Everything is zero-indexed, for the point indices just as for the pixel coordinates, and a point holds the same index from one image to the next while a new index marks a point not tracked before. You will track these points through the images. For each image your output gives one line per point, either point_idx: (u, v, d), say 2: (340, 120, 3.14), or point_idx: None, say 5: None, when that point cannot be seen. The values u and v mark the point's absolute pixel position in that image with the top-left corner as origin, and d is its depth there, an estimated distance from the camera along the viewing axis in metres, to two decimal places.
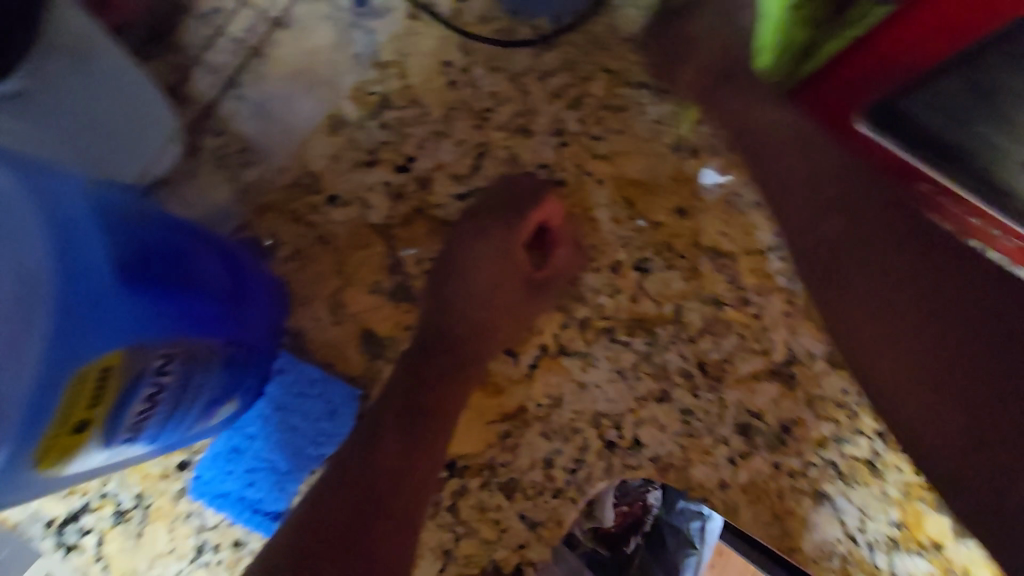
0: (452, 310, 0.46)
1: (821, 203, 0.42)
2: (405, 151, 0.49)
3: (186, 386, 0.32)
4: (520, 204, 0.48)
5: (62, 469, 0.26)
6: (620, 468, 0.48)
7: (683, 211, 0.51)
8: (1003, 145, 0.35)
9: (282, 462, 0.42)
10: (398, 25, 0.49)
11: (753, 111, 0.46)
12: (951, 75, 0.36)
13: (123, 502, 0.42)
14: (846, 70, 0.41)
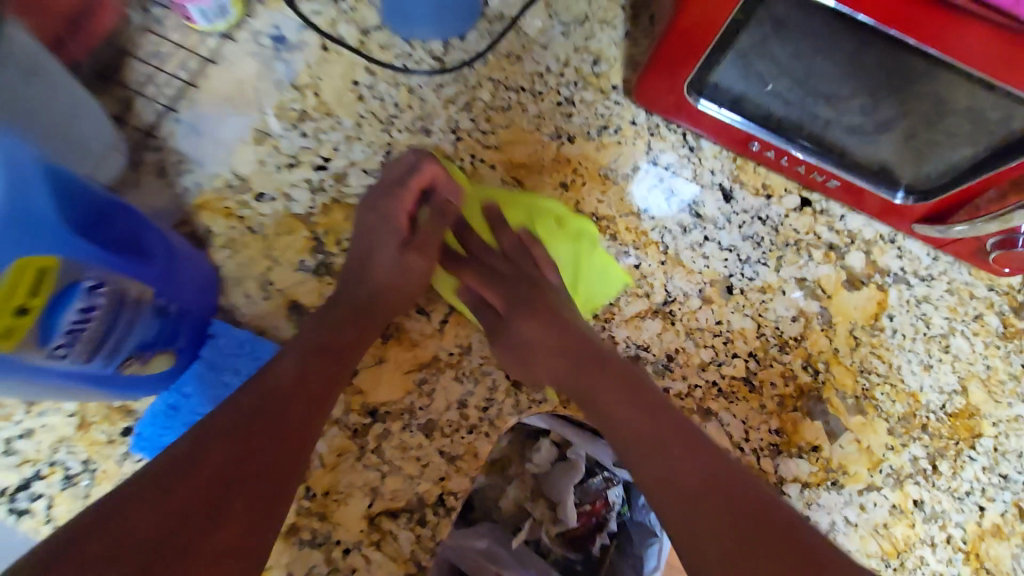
0: (354, 269, 0.53)
1: (684, 501, 0.43)
2: (322, 153, 0.58)
3: (119, 319, 0.39)
4: (401, 176, 0.55)
5: (8, 350, 0.34)
6: (527, 404, 0.54)
7: (567, 186, 0.62)
8: (822, 114, 0.54)
9: (214, 413, 0.48)
10: (313, 55, 0.61)
11: (607, 400, 0.49)
12: (766, 68, 0.52)
13: (72, 467, 0.47)
14: (670, 55, 0.54)
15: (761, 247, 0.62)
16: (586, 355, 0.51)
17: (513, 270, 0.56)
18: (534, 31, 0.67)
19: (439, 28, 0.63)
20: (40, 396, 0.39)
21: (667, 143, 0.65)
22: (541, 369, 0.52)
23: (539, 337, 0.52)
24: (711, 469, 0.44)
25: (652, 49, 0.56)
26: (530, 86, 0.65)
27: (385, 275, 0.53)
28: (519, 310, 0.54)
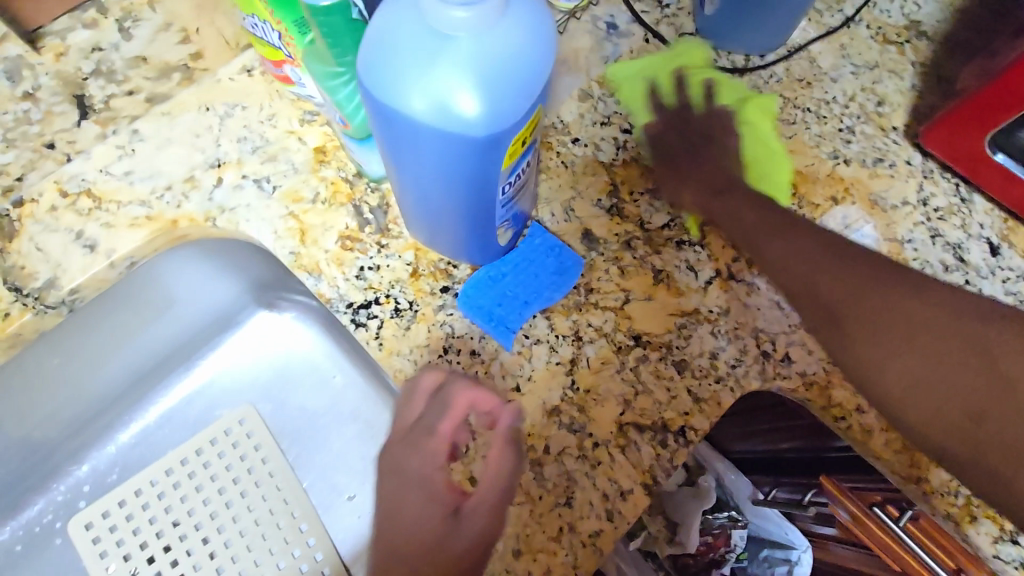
0: (392, 519, 0.55)
1: (862, 281, 0.56)
2: (630, 121, 0.69)
3: (521, 188, 0.48)
4: (430, 416, 0.54)
5: (503, 170, 0.42)
6: (773, 374, 0.58)
7: (837, 200, 0.67)
8: None
9: (526, 295, 0.58)
10: (637, 43, 0.73)
11: (816, 259, 0.58)
12: None
13: (402, 304, 0.57)
14: (964, 112, 0.63)
15: (1022, 305, 0.63)
16: (782, 222, 0.60)
17: (709, 179, 0.64)
18: (827, 65, 0.75)
19: (742, 42, 0.73)
20: (454, 206, 0.46)
21: (939, 189, 0.68)
22: (798, 259, 0.58)
23: (809, 242, 0.59)
24: (885, 283, 0.55)
25: (946, 106, 0.65)
26: (816, 109, 0.72)
27: (425, 549, 0.52)
28: (687, 151, 0.66)
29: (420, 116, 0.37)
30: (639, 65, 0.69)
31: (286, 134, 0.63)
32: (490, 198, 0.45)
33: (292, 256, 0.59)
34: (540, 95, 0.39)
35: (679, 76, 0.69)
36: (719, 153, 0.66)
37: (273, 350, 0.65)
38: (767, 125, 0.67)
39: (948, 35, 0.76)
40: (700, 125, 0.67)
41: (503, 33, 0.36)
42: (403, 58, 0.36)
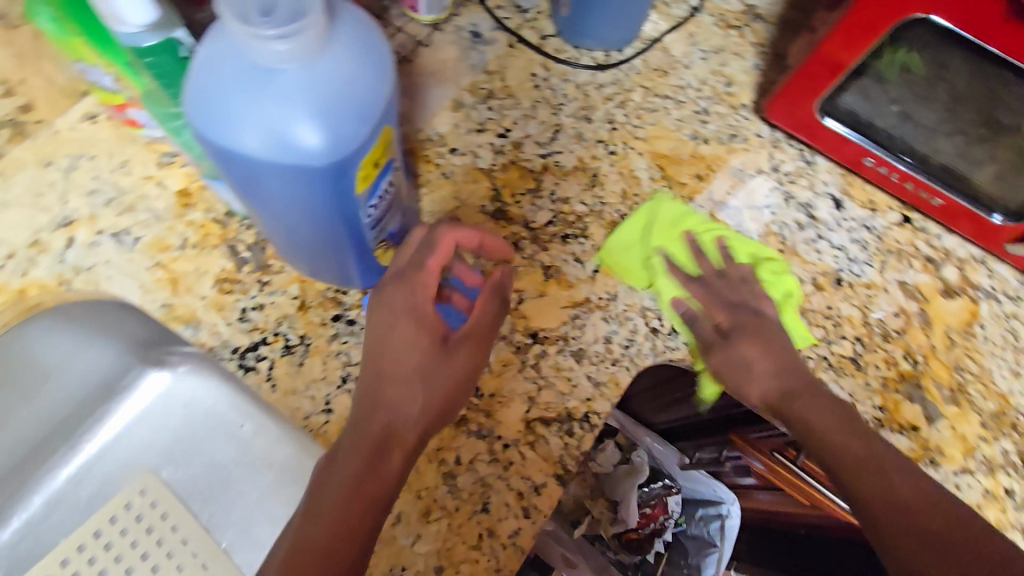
0: (376, 350, 0.49)
1: (922, 507, 0.49)
2: (504, 124, 0.70)
3: (389, 206, 0.47)
4: (423, 251, 0.51)
5: (359, 192, 0.41)
6: (663, 348, 0.62)
7: (701, 177, 0.72)
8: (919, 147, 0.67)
9: None
10: (502, 49, 0.75)
11: (885, 475, 0.52)
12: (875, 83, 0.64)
13: (291, 339, 0.56)
14: (799, 81, 0.68)
15: (866, 249, 0.71)
16: (861, 428, 0.55)
17: (773, 363, 0.59)
18: (679, 53, 0.80)
19: (600, 40, 0.76)
20: (320, 234, 0.45)
21: (787, 155, 0.75)
22: (846, 449, 0.53)
23: (895, 476, 0.51)
24: (943, 519, 0.49)
25: (784, 78, 0.70)
26: (674, 95, 0.76)
27: (411, 372, 0.48)
28: (740, 330, 0.61)
29: (256, 150, 0.36)
30: (635, 246, 0.66)
31: (143, 180, 0.59)
32: (354, 224, 0.44)
33: (164, 308, 0.56)
34: (381, 116, 0.38)
35: (690, 239, 0.67)
36: (770, 329, 0.61)
37: (172, 411, 0.58)
38: (782, 278, 0.67)
39: (781, 15, 0.83)
40: (732, 293, 0.64)
41: (331, 63, 0.35)
42: (229, 92, 0.35)
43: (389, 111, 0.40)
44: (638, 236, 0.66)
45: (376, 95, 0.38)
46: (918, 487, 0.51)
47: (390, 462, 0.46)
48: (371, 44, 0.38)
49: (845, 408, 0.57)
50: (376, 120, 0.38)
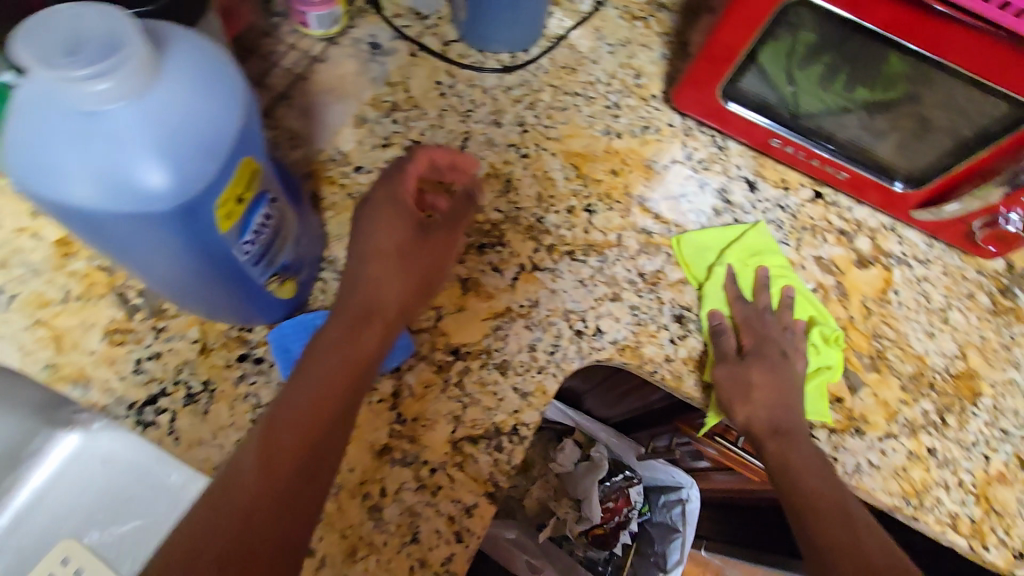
0: (360, 233, 0.53)
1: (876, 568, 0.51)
2: (410, 137, 0.68)
3: (274, 240, 0.44)
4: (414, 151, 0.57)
5: (226, 231, 0.38)
6: (589, 350, 0.61)
7: (616, 172, 0.71)
8: (823, 122, 0.68)
9: None
10: (403, 59, 0.72)
11: (851, 531, 0.53)
12: (768, 66, 0.64)
13: (194, 387, 0.53)
14: (699, 68, 0.68)
15: (781, 229, 0.72)
16: (836, 483, 0.56)
17: (772, 401, 0.59)
18: (587, 48, 0.78)
19: (505, 41, 0.74)
20: (195, 279, 0.42)
21: (699, 142, 0.75)
22: (815, 498, 0.55)
23: (862, 537, 0.53)
24: None
25: (688, 65, 0.70)
26: (583, 92, 0.75)
27: (391, 250, 0.52)
28: (755, 355, 0.61)
29: (87, 200, 0.33)
30: (709, 251, 0.68)
31: (15, 233, 0.55)
32: (231, 263, 0.41)
33: (48, 368, 0.52)
34: (233, 149, 0.36)
35: (762, 274, 0.66)
36: (786, 378, 0.61)
37: (89, 471, 0.49)
38: (828, 349, 0.64)
39: (686, 3, 0.83)
40: (774, 328, 0.63)
41: (164, 102, 0.33)
42: (50, 140, 0.32)
43: (244, 141, 0.37)
44: (719, 244, 0.68)
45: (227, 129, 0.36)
46: (891, 562, 0.51)
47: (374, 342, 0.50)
48: (213, 72, 0.35)
49: (826, 465, 0.58)
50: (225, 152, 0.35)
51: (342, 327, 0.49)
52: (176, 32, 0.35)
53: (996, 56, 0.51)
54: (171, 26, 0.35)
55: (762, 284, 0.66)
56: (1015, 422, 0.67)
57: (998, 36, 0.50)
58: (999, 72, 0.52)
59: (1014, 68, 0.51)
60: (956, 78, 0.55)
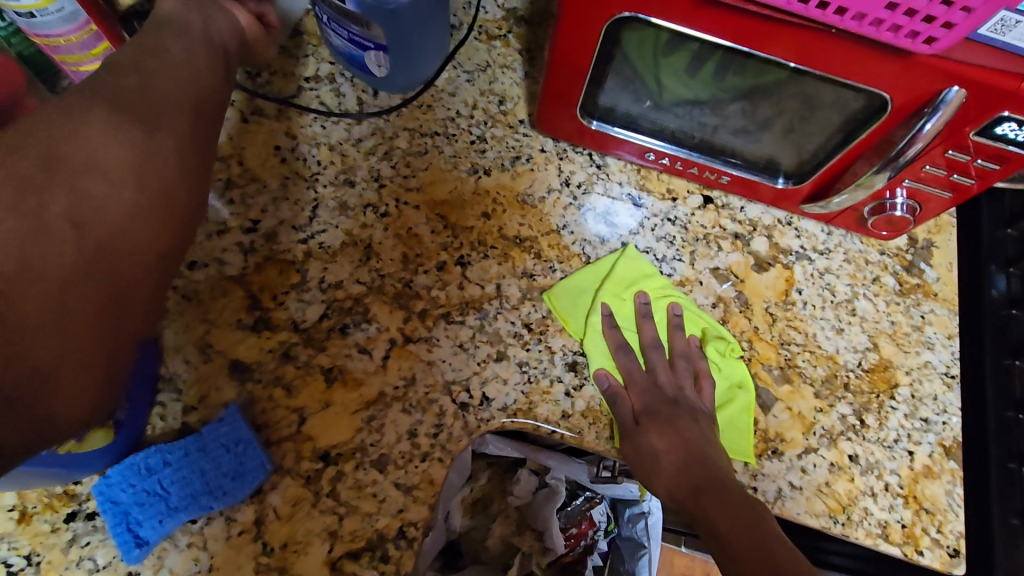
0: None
1: None
2: (251, 217, 0.61)
3: None
4: None
5: None
6: (477, 423, 0.56)
7: (488, 215, 0.66)
8: (693, 128, 0.63)
9: (177, 497, 0.48)
10: (234, 128, 0.65)
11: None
12: (619, 75, 0.59)
13: (15, 562, 0.47)
14: (551, 85, 0.62)
15: (674, 245, 0.68)
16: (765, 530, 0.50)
17: (683, 458, 0.56)
18: (442, 80, 0.71)
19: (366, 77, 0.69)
20: None
21: (576, 165, 0.70)
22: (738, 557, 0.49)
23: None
24: None
25: (541, 84, 0.64)
26: (442, 130, 0.69)
27: None
28: (650, 416, 0.57)
29: None
30: (583, 295, 0.62)
31: None
32: None
33: None
34: None
35: (643, 302, 0.62)
36: (693, 435, 0.57)
37: None
38: (731, 363, 0.62)
39: (543, 10, 0.76)
40: (670, 383, 0.60)
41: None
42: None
43: None
44: (593, 282, 0.63)
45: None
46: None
47: (181, 43, 0.44)
48: None
49: (755, 507, 0.52)
50: None
51: (154, 36, 0.44)
52: None
53: (832, 51, 0.47)
54: None
55: (642, 314, 0.62)
56: (936, 408, 0.64)
57: (831, 32, 0.46)
58: (847, 67, 0.48)
59: (854, 60, 0.47)
60: (803, 74, 0.51)
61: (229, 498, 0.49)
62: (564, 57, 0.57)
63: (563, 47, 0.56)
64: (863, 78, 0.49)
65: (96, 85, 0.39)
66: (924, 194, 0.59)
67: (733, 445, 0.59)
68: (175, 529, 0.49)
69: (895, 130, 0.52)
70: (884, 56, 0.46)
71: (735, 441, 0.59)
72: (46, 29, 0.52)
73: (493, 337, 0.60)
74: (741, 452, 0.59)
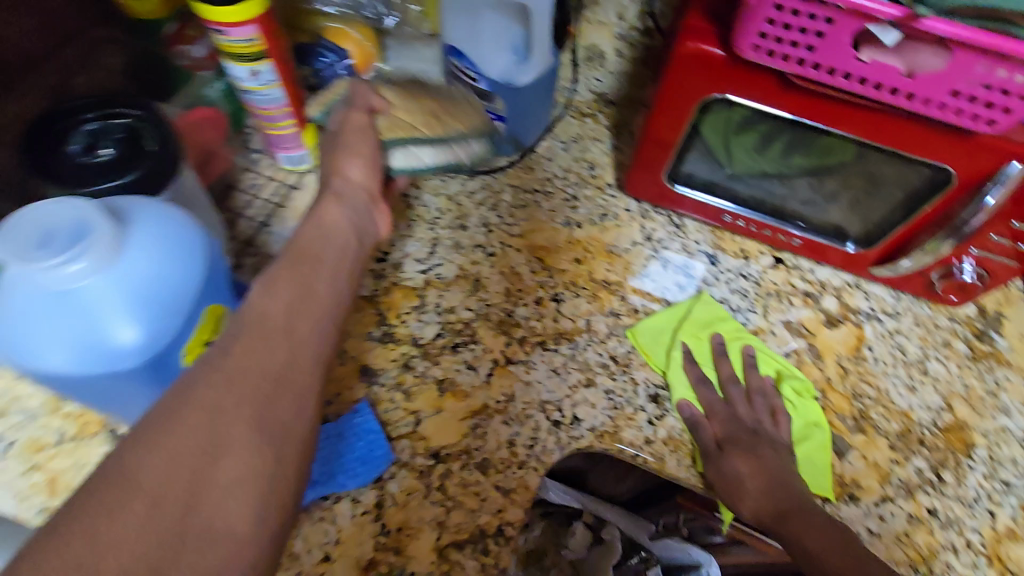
0: (328, 179, 0.58)
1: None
2: (382, 249, 0.73)
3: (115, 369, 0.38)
4: (348, 136, 0.61)
5: (50, 359, 0.37)
6: (568, 440, 0.62)
7: (580, 260, 0.75)
8: (767, 194, 0.72)
9: (317, 473, 0.57)
10: None
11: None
12: (702, 148, 0.69)
13: None
14: (641, 156, 0.73)
15: (747, 297, 0.74)
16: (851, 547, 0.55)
17: (767, 484, 0.59)
18: (542, 148, 0.84)
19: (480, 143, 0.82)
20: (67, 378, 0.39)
21: (657, 223, 0.80)
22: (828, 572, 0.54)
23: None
24: None
25: (632, 152, 0.75)
26: (542, 188, 0.81)
27: (360, 169, 0.60)
28: (732, 442, 0.62)
29: (62, 366, 0.37)
30: (664, 334, 0.69)
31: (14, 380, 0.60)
32: (100, 368, 0.38)
33: (42, 513, 0.54)
34: (98, 311, 0.36)
35: (720, 344, 0.68)
36: (774, 463, 0.61)
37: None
38: (805, 403, 0.66)
39: (628, 96, 0.89)
40: (749, 417, 0.64)
41: (52, 214, 0.35)
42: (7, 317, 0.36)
43: (115, 312, 0.37)
44: (672, 323, 0.70)
45: (185, 280, 0.39)
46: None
47: (330, 273, 0.47)
48: (91, 285, 0.35)
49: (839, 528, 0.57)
50: (92, 318, 0.36)
51: (311, 245, 0.48)
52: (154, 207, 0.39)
53: (898, 128, 0.55)
54: (113, 248, 0.36)
55: (719, 353, 0.68)
56: (1017, 472, 0.65)
57: (898, 113, 0.54)
58: (911, 143, 0.56)
59: (916, 137, 0.55)
60: (872, 149, 0.59)
61: (360, 478, 0.57)
62: (658, 132, 0.67)
63: (658, 124, 0.66)
64: (927, 154, 0.57)
65: (248, 319, 0.39)
66: (992, 263, 0.64)
67: (813, 481, 0.62)
68: (311, 503, 0.56)
69: (958, 202, 0.59)
70: (946, 135, 0.54)
71: (813, 478, 0.62)
72: (261, 103, 0.66)
73: (582, 365, 0.67)
74: (820, 488, 0.62)
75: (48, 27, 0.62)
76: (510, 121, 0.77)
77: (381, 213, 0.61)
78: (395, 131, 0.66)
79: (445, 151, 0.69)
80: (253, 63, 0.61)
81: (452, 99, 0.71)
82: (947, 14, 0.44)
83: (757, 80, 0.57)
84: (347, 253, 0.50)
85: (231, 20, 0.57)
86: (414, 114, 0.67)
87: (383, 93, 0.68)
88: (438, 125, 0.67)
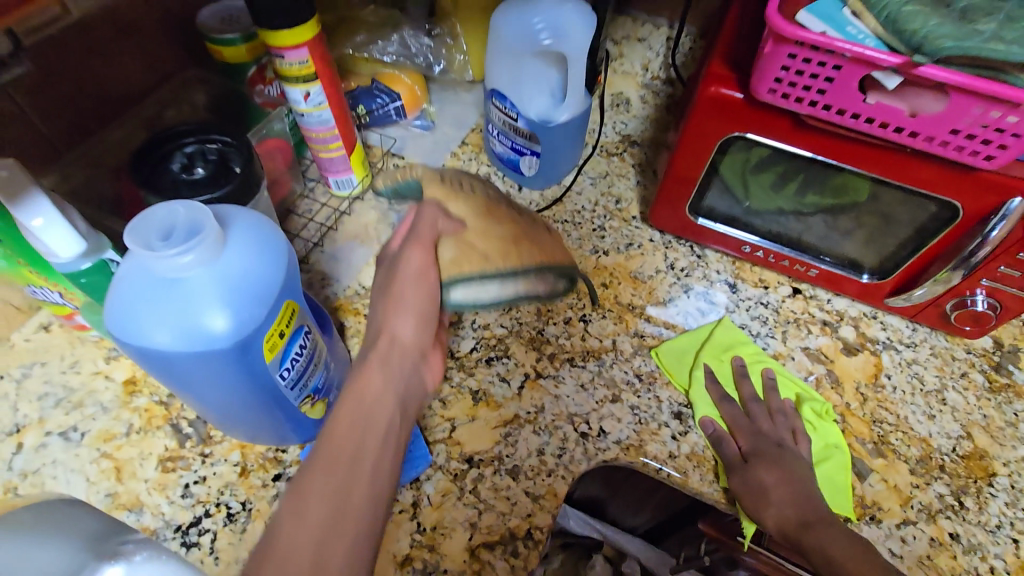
0: (376, 334, 0.56)
1: None
2: None
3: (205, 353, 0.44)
4: (399, 279, 0.56)
5: (154, 337, 0.42)
6: (595, 451, 0.65)
7: (606, 285, 0.80)
8: (784, 226, 0.77)
9: None
10: None
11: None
12: (721, 183, 0.75)
13: (233, 507, 0.59)
14: (664, 191, 0.78)
15: (766, 323, 0.78)
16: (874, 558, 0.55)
17: (792, 497, 0.61)
18: (572, 182, 0.91)
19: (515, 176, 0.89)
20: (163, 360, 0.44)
21: (679, 253, 0.85)
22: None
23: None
24: None
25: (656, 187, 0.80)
26: (571, 219, 0.87)
27: (411, 322, 0.56)
28: (757, 456, 0.64)
29: (164, 346, 0.43)
30: (686, 356, 0.73)
31: (92, 376, 0.66)
32: (193, 352, 0.43)
33: (109, 497, 0.59)
34: (198, 298, 0.42)
35: (740, 365, 0.72)
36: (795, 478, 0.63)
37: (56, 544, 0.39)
38: (824, 425, 0.68)
39: (653, 138, 0.96)
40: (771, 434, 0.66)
41: (175, 215, 0.42)
42: (127, 300, 0.43)
43: (213, 302, 0.43)
44: (694, 345, 0.74)
45: (270, 279, 0.45)
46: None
47: (369, 469, 0.46)
48: (196, 274, 0.42)
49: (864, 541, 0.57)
50: (193, 304, 0.42)
51: (350, 439, 0.47)
52: (250, 218, 0.47)
53: (905, 165, 0.60)
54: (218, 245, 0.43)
55: (740, 374, 0.71)
56: None
57: (904, 151, 0.59)
58: (916, 178, 0.61)
59: (921, 172, 0.60)
60: (880, 183, 0.64)
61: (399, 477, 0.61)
62: (680, 169, 0.73)
63: (680, 162, 0.72)
64: (933, 188, 0.61)
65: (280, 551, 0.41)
66: (1003, 294, 0.67)
67: (833, 500, 0.64)
68: None
69: (964, 234, 0.63)
70: (950, 170, 0.59)
71: (835, 497, 0.64)
72: (308, 126, 0.74)
73: (607, 382, 0.70)
74: (841, 507, 0.63)
75: (150, 69, 0.72)
76: (544, 156, 0.84)
77: (431, 362, 0.59)
78: (455, 268, 0.56)
79: (511, 285, 0.59)
80: (306, 84, 0.69)
81: (528, 273, 0.59)
82: (942, 63, 0.49)
83: (773, 121, 0.63)
84: (386, 431, 0.50)
85: (289, 43, 0.65)
86: (487, 244, 0.57)
87: (454, 210, 0.59)
88: (498, 271, 0.57)
